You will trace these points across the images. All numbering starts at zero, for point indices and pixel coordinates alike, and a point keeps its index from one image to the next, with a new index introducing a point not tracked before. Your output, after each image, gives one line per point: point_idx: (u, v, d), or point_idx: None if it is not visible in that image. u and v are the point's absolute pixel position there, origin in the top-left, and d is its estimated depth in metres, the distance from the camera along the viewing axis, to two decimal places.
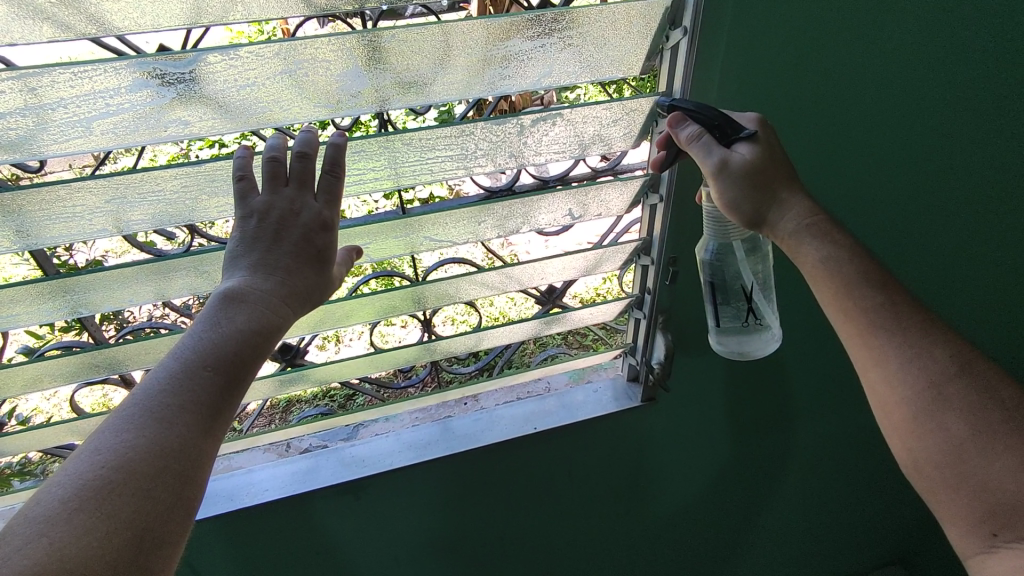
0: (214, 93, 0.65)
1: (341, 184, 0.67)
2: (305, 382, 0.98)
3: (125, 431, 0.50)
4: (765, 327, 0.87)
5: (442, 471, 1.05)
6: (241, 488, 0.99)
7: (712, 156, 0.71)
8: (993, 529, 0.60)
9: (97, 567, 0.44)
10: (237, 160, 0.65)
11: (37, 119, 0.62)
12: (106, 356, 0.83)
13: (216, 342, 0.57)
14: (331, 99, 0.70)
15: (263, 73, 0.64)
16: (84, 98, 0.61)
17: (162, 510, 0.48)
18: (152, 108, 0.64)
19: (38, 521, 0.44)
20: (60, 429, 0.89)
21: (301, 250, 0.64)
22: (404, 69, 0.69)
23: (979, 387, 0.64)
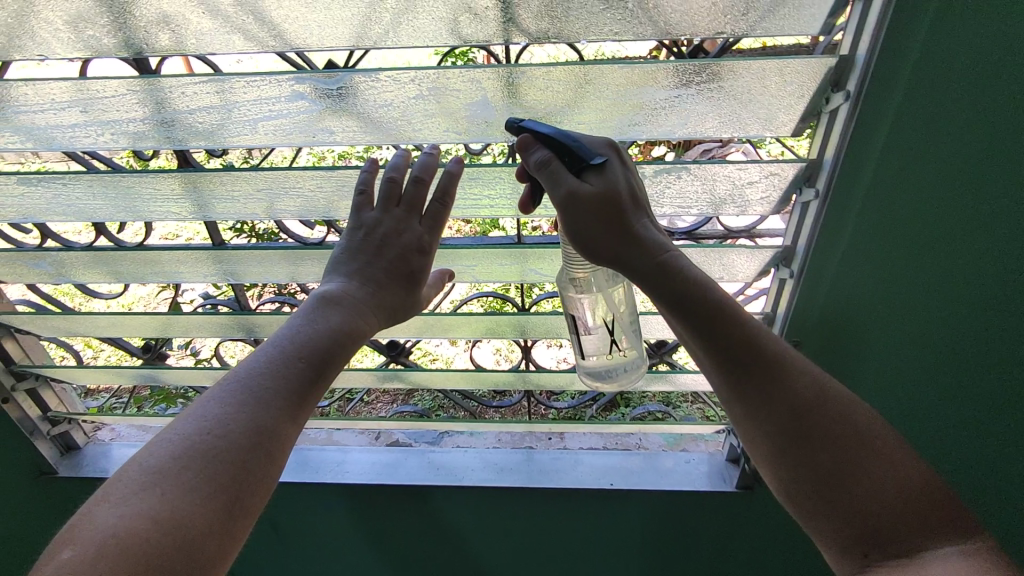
0: (357, 109, 0.73)
1: (446, 213, 0.70)
2: (402, 381, 1.04)
3: (229, 403, 0.55)
4: (629, 354, 0.87)
5: (510, 501, 1.04)
6: (330, 463, 1.07)
7: (562, 187, 0.63)
8: (864, 550, 0.63)
9: (199, 523, 0.48)
10: (363, 178, 0.71)
11: (223, 116, 0.75)
12: (244, 322, 0.97)
13: (311, 335, 0.61)
14: (455, 121, 0.74)
15: (400, 96, 0.71)
16: (255, 102, 0.73)
17: (253, 480, 0.53)
18: (306, 115, 0.74)
19: (155, 474, 0.49)
20: (203, 372, 1.04)
21: (396, 269, 0.69)
22: (535, 104, 0.70)
23: (833, 414, 0.66)
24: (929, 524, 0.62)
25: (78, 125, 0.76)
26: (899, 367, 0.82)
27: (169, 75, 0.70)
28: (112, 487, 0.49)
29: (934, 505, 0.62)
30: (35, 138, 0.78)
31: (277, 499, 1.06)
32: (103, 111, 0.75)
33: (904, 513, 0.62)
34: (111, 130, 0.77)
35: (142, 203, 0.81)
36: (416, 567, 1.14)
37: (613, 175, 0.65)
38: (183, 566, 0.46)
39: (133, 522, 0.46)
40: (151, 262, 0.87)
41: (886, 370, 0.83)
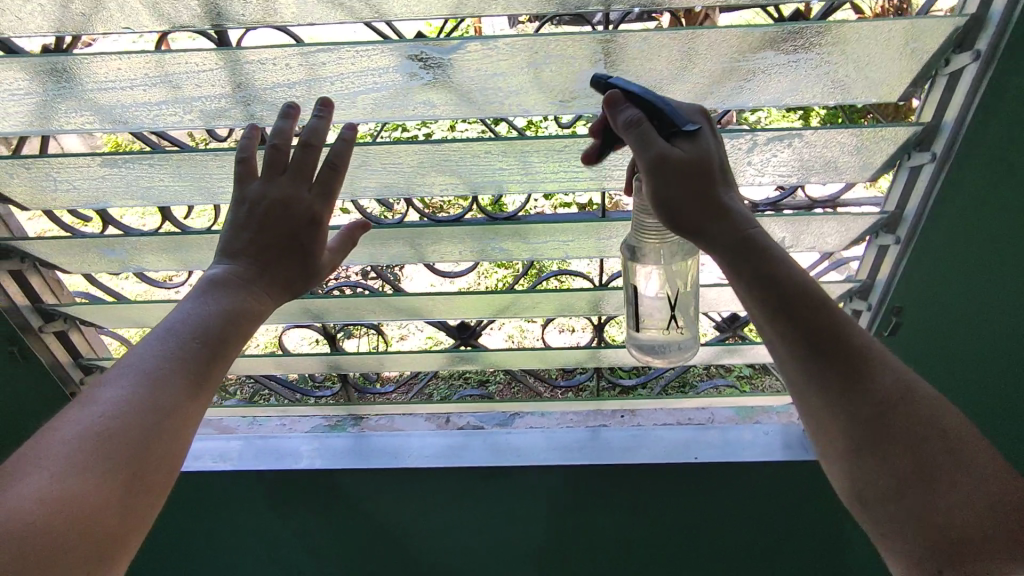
0: (459, 80, 0.71)
1: (338, 180, 0.66)
2: (476, 362, 1.03)
3: (125, 385, 0.53)
4: (685, 334, 0.83)
5: (586, 481, 1.02)
6: (401, 448, 1.04)
7: (651, 150, 0.60)
8: (936, 566, 0.52)
9: (92, 503, 0.47)
10: (242, 141, 0.66)
11: (310, 91, 0.74)
12: (316, 306, 0.94)
13: (205, 316, 0.59)
14: (566, 94, 0.73)
15: (513, 64, 0.70)
16: (353, 75, 0.72)
17: (150, 460, 0.51)
18: (405, 88, 0.73)
19: (36, 457, 0.48)
20: (268, 360, 1.00)
21: (277, 240, 0.64)
22: (645, 73, 0.69)
23: (919, 414, 0.55)
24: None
25: (159, 103, 0.74)
26: (994, 336, 0.82)
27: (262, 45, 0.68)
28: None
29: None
30: (110, 118, 0.75)
31: (335, 492, 1.03)
32: (186, 87, 0.73)
33: (995, 526, 0.51)
34: (192, 108, 0.75)
35: (219, 184, 0.78)
36: (481, 552, 1.12)
37: (704, 142, 0.62)
38: (70, 548, 0.45)
39: (14, 505, 0.45)
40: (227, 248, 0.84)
41: (981, 339, 0.83)
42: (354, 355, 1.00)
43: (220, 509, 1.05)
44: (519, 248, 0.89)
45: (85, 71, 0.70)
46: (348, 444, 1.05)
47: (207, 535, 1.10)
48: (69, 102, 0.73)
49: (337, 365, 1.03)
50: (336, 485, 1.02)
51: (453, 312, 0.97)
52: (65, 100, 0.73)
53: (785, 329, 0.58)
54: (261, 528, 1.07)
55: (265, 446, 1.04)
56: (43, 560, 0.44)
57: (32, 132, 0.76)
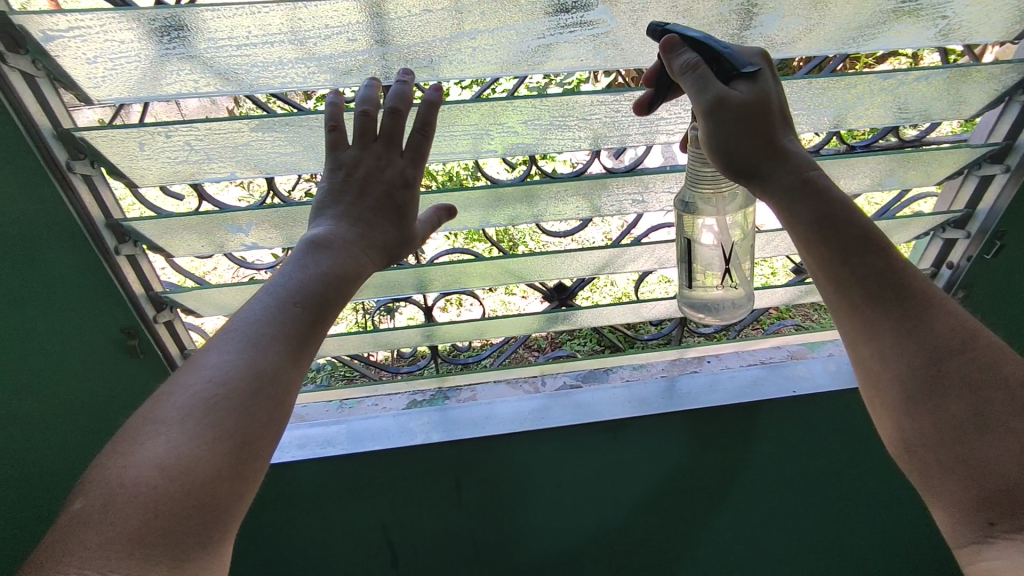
0: (619, 30, 0.66)
1: (429, 144, 0.62)
2: (569, 322, 1.03)
3: (229, 353, 0.49)
4: (739, 288, 0.75)
5: (667, 429, 1.06)
6: (484, 417, 1.04)
7: (709, 92, 0.56)
8: (989, 517, 0.51)
9: (200, 474, 0.43)
10: (362, 94, 0.59)
11: (455, 46, 0.65)
12: (420, 276, 0.89)
13: (302, 283, 0.54)
14: (734, 37, 0.68)
15: (702, 9, 0.64)
16: (510, 27, 0.64)
17: (255, 426, 0.46)
18: (575, 39, 0.66)
19: (156, 423, 0.45)
20: (367, 337, 0.97)
21: (382, 206, 0.60)
22: (816, 15, 0.66)
23: (980, 363, 0.54)
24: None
25: (282, 62, 0.63)
26: None
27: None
28: (122, 440, 0.44)
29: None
30: (219, 79, 0.63)
31: (421, 467, 1.01)
32: (320, 45, 0.62)
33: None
34: (322, 67, 0.65)
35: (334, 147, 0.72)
36: (564, 515, 1.12)
37: (764, 84, 0.58)
38: (187, 516, 0.42)
39: (136, 470, 0.42)
40: None
41: None
42: (454, 324, 0.97)
43: (301, 498, 1.01)
44: (641, 203, 0.86)
45: (204, 25, 0.57)
46: (430, 416, 1.04)
47: (285, 531, 1.04)
48: (180, 63, 0.60)
49: (432, 335, 1.00)
50: (426, 457, 1.01)
51: (554, 273, 0.93)
52: (175, 60, 0.60)
53: (845, 272, 0.57)
54: (348, 512, 1.04)
55: (354, 430, 1.02)
56: (166, 529, 0.41)
57: (127, 99, 0.63)
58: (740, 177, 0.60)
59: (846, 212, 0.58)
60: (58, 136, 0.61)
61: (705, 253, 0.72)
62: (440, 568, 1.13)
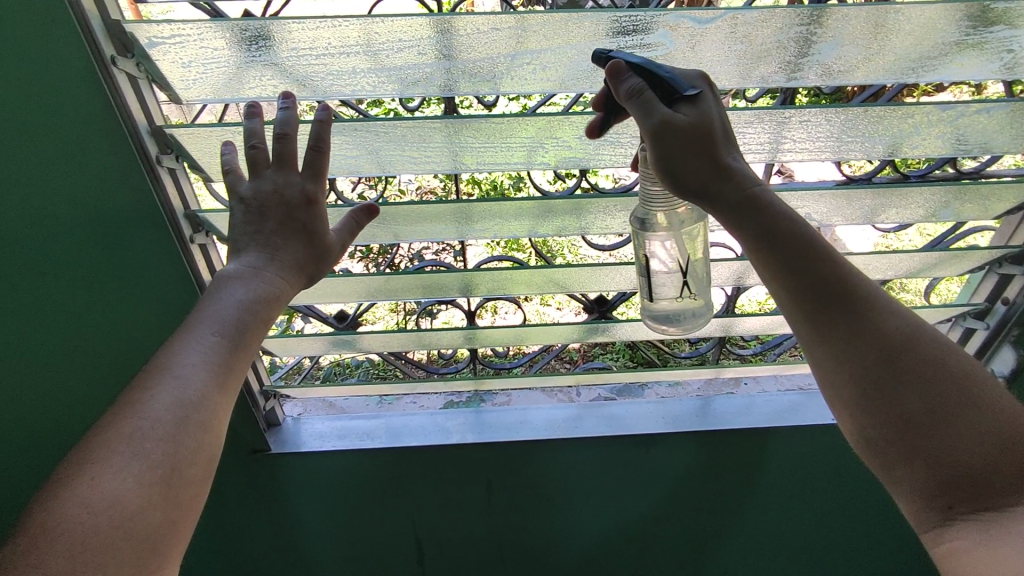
0: (676, 53, 0.67)
1: (325, 160, 0.62)
2: (607, 335, 1.04)
3: (150, 387, 0.47)
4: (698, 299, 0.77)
5: (698, 448, 1.06)
6: (516, 422, 1.06)
7: (654, 117, 0.57)
8: (948, 501, 0.54)
9: (132, 503, 0.41)
10: (279, 116, 0.60)
11: (516, 62, 0.68)
12: (465, 281, 0.92)
13: (219, 309, 0.53)
14: (791, 63, 0.69)
15: (761, 37, 0.65)
16: (571, 46, 0.67)
17: (185, 452, 0.46)
18: (632, 59, 0.68)
19: (75, 464, 0.42)
20: (410, 337, 1.00)
21: (285, 228, 0.59)
22: (876, 45, 0.67)
23: (926, 359, 0.57)
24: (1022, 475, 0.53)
25: (353, 71, 0.67)
26: None
27: (472, 14, 0.62)
28: (34, 492, 0.41)
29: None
30: (294, 84, 0.68)
31: (453, 467, 1.04)
32: (389, 57, 0.66)
33: (1000, 465, 0.53)
34: (388, 77, 0.69)
35: (394, 153, 0.76)
36: (589, 525, 1.12)
37: (705, 106, 0.59)
38: (121, 548, 0.40)
39: (59, 512, 0.39)
40: (391, 220, 0.82)
41: None
42: (495, 328, 1.00)
43: (339, 488, 1.05)
44: None
45: (286, 36, 0.62)
46: (465, 417, 1.07)
47: (320, 519, 1.08)
48: (262, 69, 0.65)
49: (473, 338, 1.02)
50: (458, 457, 1.03)
51: (597, 286, 0.95)
52: (259, 65, 0.65)
53: (793, 281, 0.60)
54: (379, 504, 1.07)
55: (392, 425, 1.05)
56: (101, 564, 0.38)
57: (212, 101, 0.68)
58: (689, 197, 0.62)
59: (790, 221, 0.61)
60: (151, 131, 0.66)
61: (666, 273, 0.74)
62: (467, 567, 1.15)
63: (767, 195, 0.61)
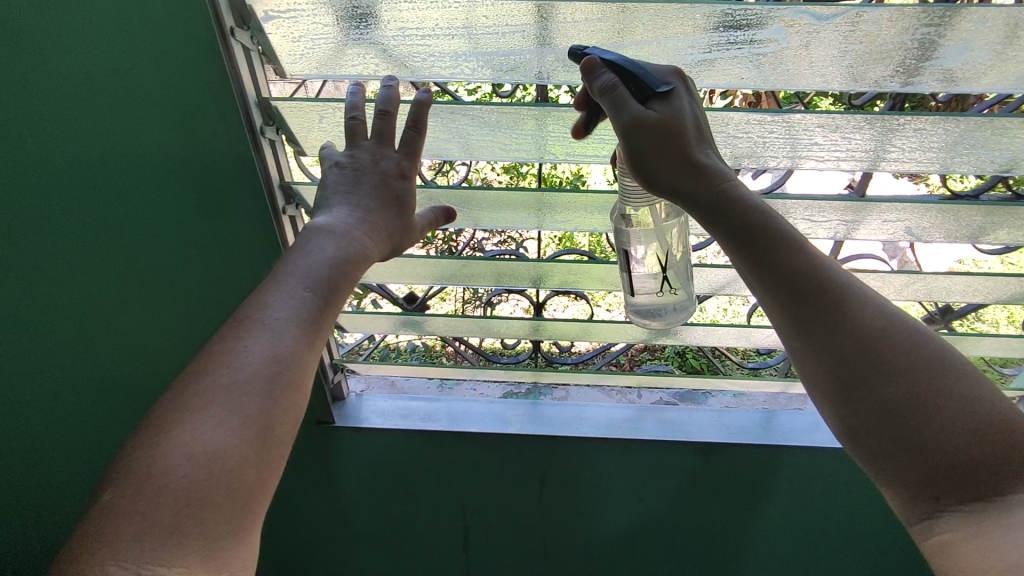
0: (786, 50, 0.65)
1: (421, 141, 0.62)
2: (673, 338, 1.02)
3: (245, 339, 0.45)
4: (680, 292, 0.77)
5: (760, 462, 1.02)
6: (572, 418, 1.06)
7: (624, 114, 0.57)
8: (935, 493, 0.51)
9: (229, 461, 0.40)
10: (382, 94, 0.60)
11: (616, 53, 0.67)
12: (536, 271, 0.91)
13: (309, 264, 0.50)
14: (910, 66, 0.65)
15: (882, 38, 0.62)
16: (675, 40, 0.65)
17: (278, 410, 0.43)
18: (739, 56, 0.66)
19: (175, 412, 0.41)
20: (474, 324, 1.00)
21: (379, 196, 0.59)
22: (1010, 51, 0.62)
23: (905, 346, 0.54)
24: (1009, 462, 0.49)
25: (454, 54, 0.67)
26: None
27: (577, 0, 0.61)
28: (140, 438, 0.40)
29: (1017, 445, 0.50)
30: (394, 65, 0.68)
31: (508, 456, 1.04)
32: (489, 41, 0.66)
33: (987, 454, 0.50)
34: (486, 62, 0.69)
35: (480, 137, 0.75)
36: (637, 528, 1.11)
37: (675, 100, 0.59)
38: (217, 503, 0.38)
39: (162, 461, 0.38)
40: (469, 205, 0.82)
41: None
42: (561, 321, 0.99)
43: (393, 465, 1.06)
44: None
45: (394, 15, 0.63)
46: (523, 408, 1.07)
47: (371, 494, 1.10)
48: (366, 47, 0.66)
49: (540, 330, 1.02)
50: (514, 447, 1.03)
51: None
52: (364, 43, 0.66)
53: (762, 273, 0.59)
54: (431, 486, 1.08)
55: (452, 410, 1.07)
56: (200, 517, 0.37)
57: (315, 77, 0.69)
58: (661, 192, 0.61)
59: (757, 211, 0.59)
60: (258, 104, 0.68)
61: (645, 266, 0.74)
62: (510, 557, 1.16)
63: (735, 184, 0.60)
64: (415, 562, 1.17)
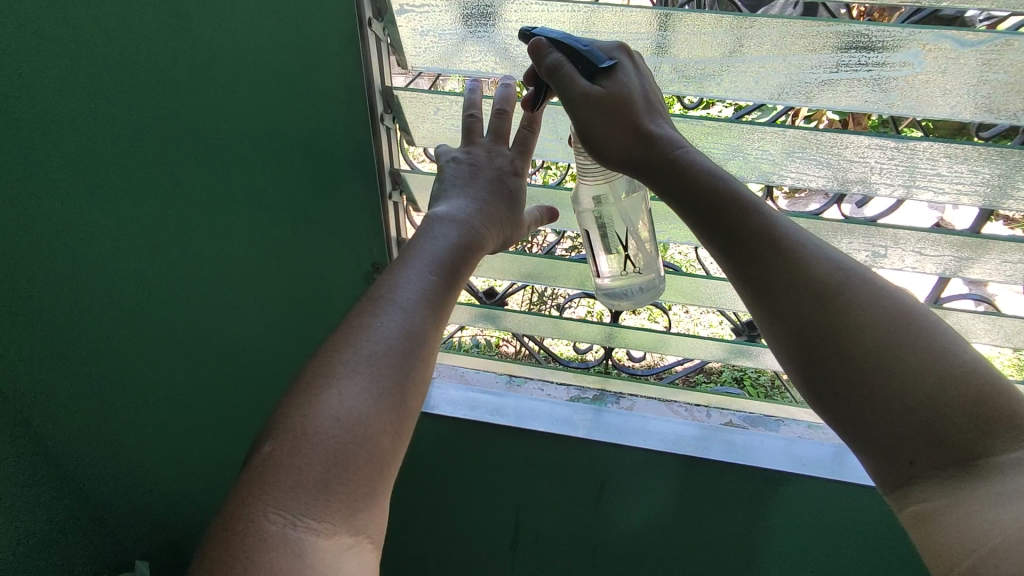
0: (919, 75, 0.62)
1: (533, 140, 0.65)
2: (751, 360, 0.99)
3: (381, 315, 0.47)
4: (647, 272, 0.78)
5: (833, 498, 0.99)
6: (639, 429, 1.05)
7: (572, 92, 0.58)
8: (907, 458, 0.52)
9: (371, 426, 0.42)
10: (500, 93, 0.62)
11: (736, 66, 0.66)
12: None
13: (435, 248, 0.53)
14: None
15: None
16: (800, 57, 0.63)
17: (410, 384, 0.46)
18: (866, 79, 0.64)
19: (322, 376, 0.44)
20: (550, 324, 1.00)
21: (495, 189, 0.61)
22: None
23: (858, 308, 0.54)
24: (979, 419, 0.50)
25: None
26: None
27: (705, 11, 0.61)
28: (291, 397, 0.43)
29: (983, 399, 0.50)
30: (509, 64, 0.70)
31: (571, 459, 1.04)
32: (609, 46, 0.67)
33: (957, 413, 0.50)
34: None
35: None
36: (694, 549, 1.09)
37: (624, 73, 0.59)
38: (360, 468, 0.41)
39: (314, 422, 0.41)
40: (564, 206, 0.83)
41: None
42: (638, 330, 0.98)
43: (457, 455, 1.08)
44: (879, 256, 0.79)
45: (519, 15, 0.64)
46: (589, 413, 1.07)
47: (432, 481, 1.12)
48: (486, 45, 0.68)
49: (614, 338, 1.01)
50: (578, 451, 1.03)
51: None
52: (486, 41, 0.67)
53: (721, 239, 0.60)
54: (491, 480, 1.09)
55: (520, 407, 1.08)
56: (345, 479, 0.40)
57: (434, 70, 0.72)
58: (617, 165, 0.62)
59: (713, 175, 0.59)
60: (381, 91, 0.72)
61: (608, 249, 0.76)
62: (562, 561, 1.16)
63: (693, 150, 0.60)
64: (468, 553, 1.19)
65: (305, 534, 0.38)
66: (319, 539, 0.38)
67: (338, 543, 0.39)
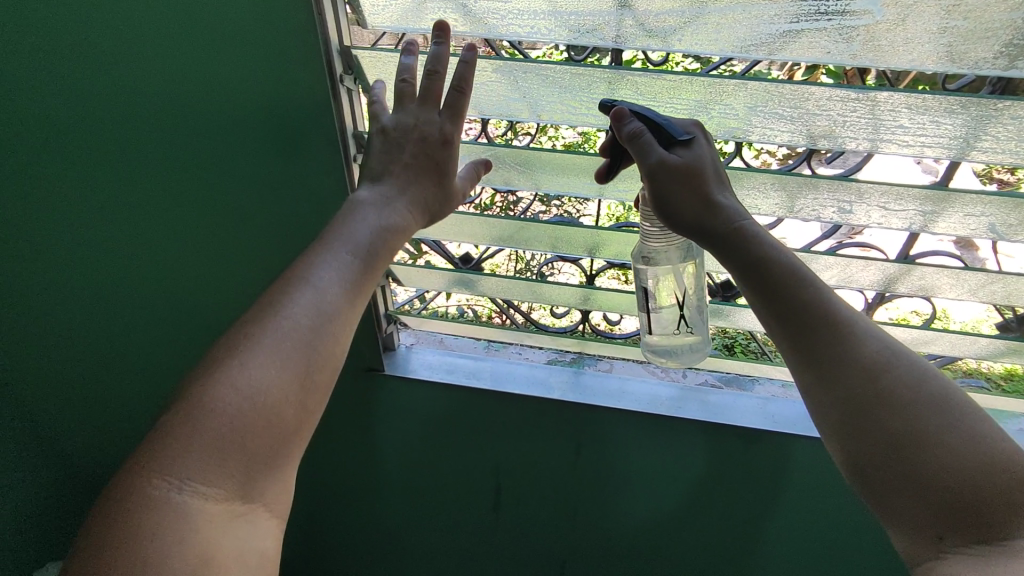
0: (878, 24, 0.62)
1: (465, 101, 0.65)
2: (725, 320, 1.00)
3: (294, 299, 0.56)
4: (697, 334, 0.85)
5: (803, 454, 1.00)
6: (615, 390, 1.06)
7: (651, 157, 0.65)
8: (939, 532, 0.54)
9: (273, 397, 0.51)
10: (431, 53, 0.63)
11: (696, 19, 0.65)
12: (594, 239, 0.90)
13: (353, 234, 0.62)
14: (1018, 47, 0.61)
15: (987, 15, 0.59)
16: (761, 7, 0.62)
17: (315, 358, 0.55)
18: (827, 29, 0.63)
19: (225, 355, 0.52)
20: (525, 287, 1.01)
21: (420, 163, 0.66)
22: None
23: (906, 384, 0.59)
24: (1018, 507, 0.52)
25: (533, 12, 0.67)
26: None
27: None
28: (195, 375, 0.51)
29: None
30: (471, 20, 0.69)
31: (546, 421, 1.06)
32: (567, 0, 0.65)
33: (989, 490, 0.53)
34: (559, 23, 0.68)
35: (549, 98, 0.75)
36: (667, 506, 1.11)
37: (698, 148, 0.66)
38: (259, 438, 0.50)
39: (212, 396, 0.49)
40: (532, 166, 0.83)
41: None
42: (613, 292, 0.98)
43: (436, 418, 1.10)
44: (845, 212, 0.79)
45: None
46: (566, 376, 1.09)
47: (412, 444, 1.14)
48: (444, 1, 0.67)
49: (590, 300, 1.02)
50: (554, 412, 1.05)
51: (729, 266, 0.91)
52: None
53: (779, 309, 0.65)
54: (469, 442, 1.11)
55: (497, 370, 1.09)
56: (239, 447, 0.49)
57: (394, 29, 0.71)
58: (684, 229, 0.68)
59: (775, 250, 0.66)
60: (339, 51, 0.72)
61: (662, 311, 0.82)
62: (540, 519, 1.18)
63: (755, 226, 0.67)
64: (448, 515, 1.21)
65: (190, 495, 0.46)
66: (208, 503, 0.47)
67: (223, 506, 0.47)
